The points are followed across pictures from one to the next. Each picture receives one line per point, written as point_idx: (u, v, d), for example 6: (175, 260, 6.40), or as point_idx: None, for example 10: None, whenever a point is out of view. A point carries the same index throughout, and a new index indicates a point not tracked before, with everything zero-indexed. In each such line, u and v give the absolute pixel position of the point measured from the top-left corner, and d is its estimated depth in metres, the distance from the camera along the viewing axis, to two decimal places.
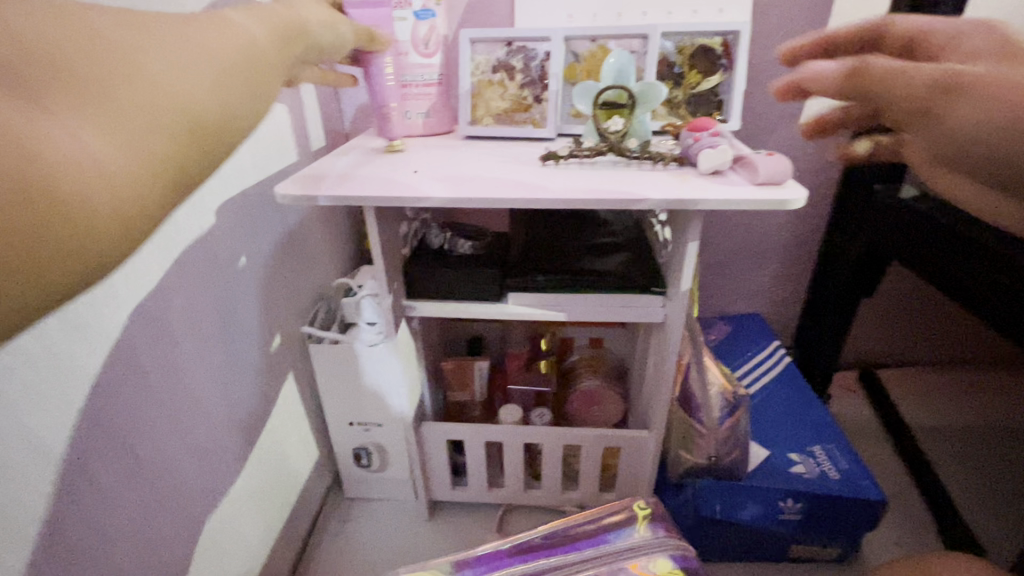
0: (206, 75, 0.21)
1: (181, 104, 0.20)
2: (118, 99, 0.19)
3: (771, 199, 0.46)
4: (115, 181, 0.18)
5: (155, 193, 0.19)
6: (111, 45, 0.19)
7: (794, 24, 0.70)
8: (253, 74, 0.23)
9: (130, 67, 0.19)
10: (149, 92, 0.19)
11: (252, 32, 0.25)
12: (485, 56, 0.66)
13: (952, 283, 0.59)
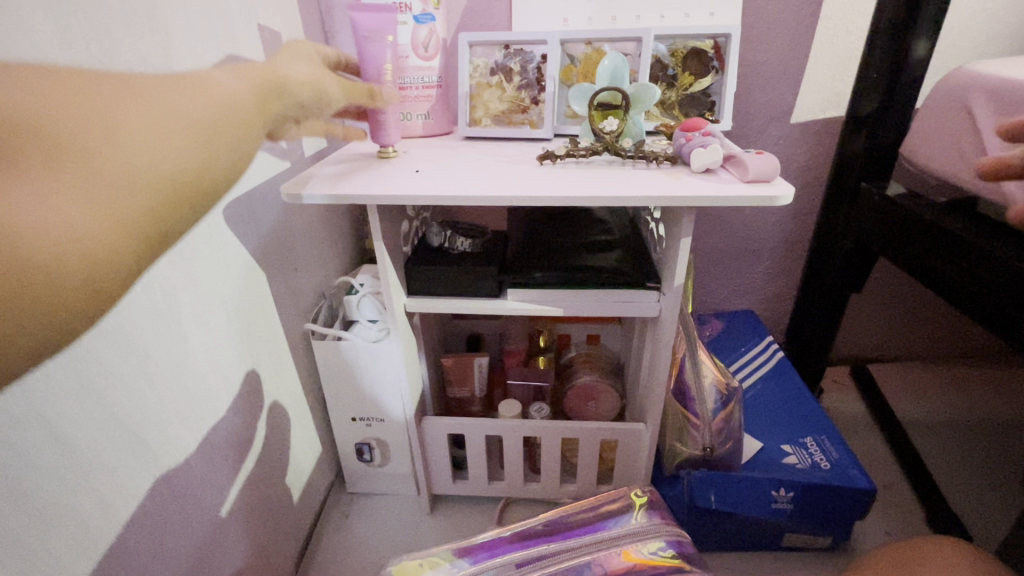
0: (186, 150, 0.24)
1: (159, 175, 0.22)
2: (104, 170, 0.20)
3: (761, 195, 0.47)
4: (91, 241, 0.20)
5: (119, 259, 0.21)
6: (94, 106, 0.21)
7: (783, 27, 0.72)
8: (221, 136, 0.26)
9: (112, 131, 0.21)
10: (132, 152, 0.21)
11: (220, 97, 0.28)
12: (483, 59, 0.68)
13: (937, 276, 0.61)
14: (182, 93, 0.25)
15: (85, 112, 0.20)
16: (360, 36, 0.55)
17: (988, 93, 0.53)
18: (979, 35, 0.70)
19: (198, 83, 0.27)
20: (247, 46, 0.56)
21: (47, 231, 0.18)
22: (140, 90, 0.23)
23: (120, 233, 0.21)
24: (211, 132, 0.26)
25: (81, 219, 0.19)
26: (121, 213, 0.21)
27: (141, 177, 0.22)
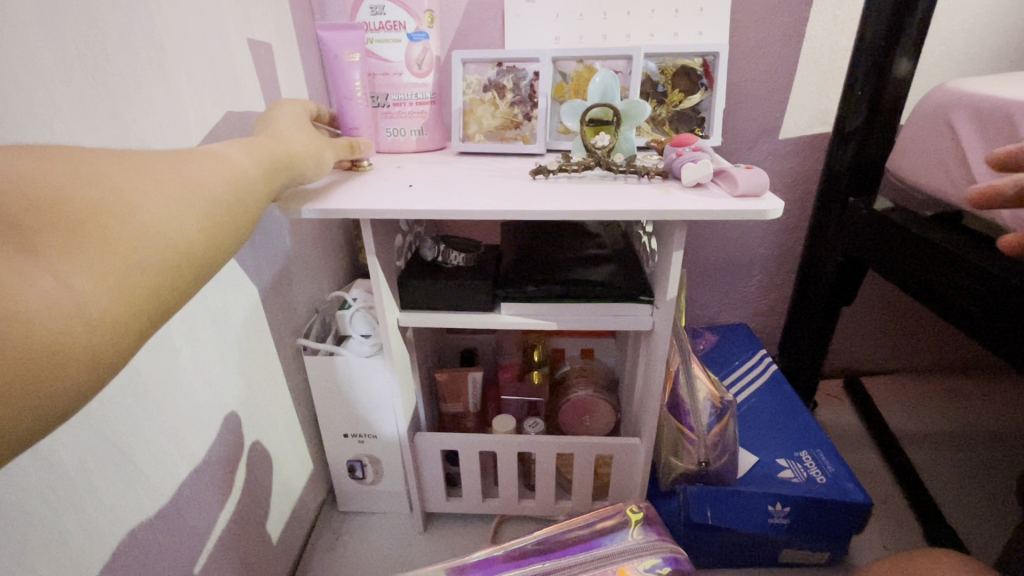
0: (195, 224, 0.26)
1: (170, 248, 0.25)
2: (116, 246, 0.22)
3: (751, 209, 0.48)
4: (100, 312, 0.21)
5: (132, 327, 0.22)
6: (107, 193, 0.23)
7: (770, 46, 0.74)
8: (221, 212, 0.29)
9: (122, 213, 0.23)
10: (139, 229, 0.23)
11: (221, 174, 0.30)
12: (477, 76, 0.69)
13: (926, 287, 0.62)
14: (185, 174, 0.28)
15: (100, 195, 0.23)
16: (332, 55, 0.61)
17: (969, 110, 0.54)
18: (960, 53, 0.72)
19: (200, 165, 0.30)
20: (239, 64, 0.57)
21: (68, 300, 0.20)
22: (148, 175, 0.26)
23: (130, 304, 0.22)
24: (216, 205, 0.28)
25: (96, 291, 0.21)
26: (136, 282, 0.23)
27: (150, 251, 0.24)
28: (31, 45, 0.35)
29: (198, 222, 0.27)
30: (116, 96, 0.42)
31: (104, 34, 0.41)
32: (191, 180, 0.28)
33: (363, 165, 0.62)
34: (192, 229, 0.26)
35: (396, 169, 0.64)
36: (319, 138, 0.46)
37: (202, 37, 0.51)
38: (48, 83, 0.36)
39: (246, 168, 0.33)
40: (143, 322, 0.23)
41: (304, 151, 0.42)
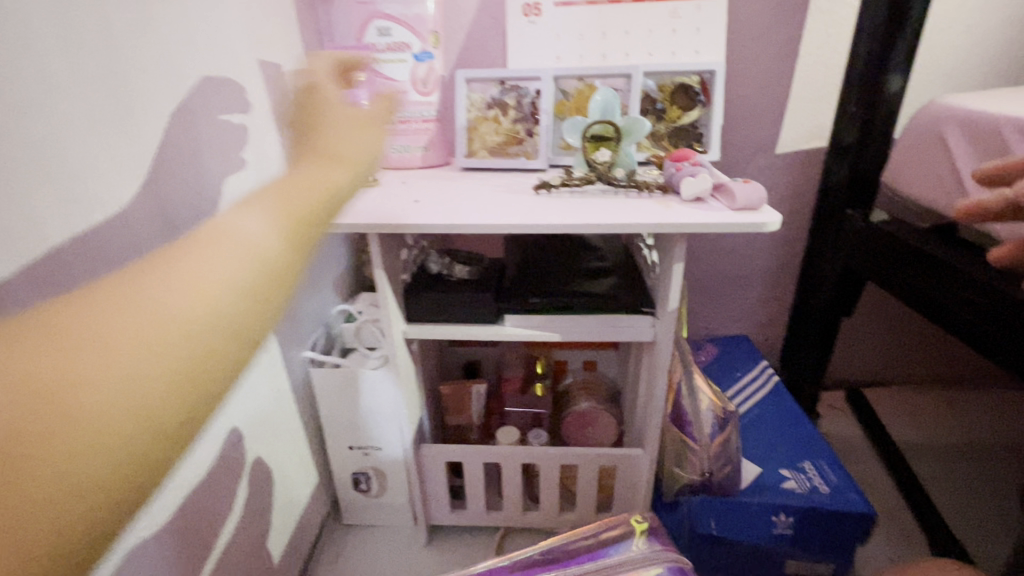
0: (195, 363, 0.20)
1: (160, 407, 0.19)
2: (56, 434, 0.16)
3: (749, 222, 0.49)
4: (59, 525, 0.16)
5: (115, 512, 0.18)
6: (57, 365, 0.17)
7: (765, 64, 0.76)
8: (239, 328, 0.22)
9: (78, 389, 0.17)
10: (106, 404, 0.17)
11: (250, 258, 0.23)
12: (480, 94, 0.71)
13: (923, 297, 0.63)
14: (192, 279, 0.21)
15: (47, 378, 0.16)
16: (341, 77, 0.64)
17: (961, 125, 0.55)
18: (950, 70, 0.74)
19: (221, 254, 0.22)
20: (250, 84, 0.59)
21: (9, 527, 0.15)
22: (130, 308, 0.19)
23: (85, 504, 0.17)
24: (235, 313, 0.21)
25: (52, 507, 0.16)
26: (118, 461, 0.18)
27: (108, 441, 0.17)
28: (52, 71, 0.37)
29: (196, 361, 0.20)
30: (128, 117, 0.44)
31: (120, 59, 0.43)
32: (197, 294, 0.20)
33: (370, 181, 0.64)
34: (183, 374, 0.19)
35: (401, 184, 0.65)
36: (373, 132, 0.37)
37: (213, 59, 0.53)
38: (66, 105, 0.38)
39: (292, 231, 0.25)
40: (104, 524, 0.18)
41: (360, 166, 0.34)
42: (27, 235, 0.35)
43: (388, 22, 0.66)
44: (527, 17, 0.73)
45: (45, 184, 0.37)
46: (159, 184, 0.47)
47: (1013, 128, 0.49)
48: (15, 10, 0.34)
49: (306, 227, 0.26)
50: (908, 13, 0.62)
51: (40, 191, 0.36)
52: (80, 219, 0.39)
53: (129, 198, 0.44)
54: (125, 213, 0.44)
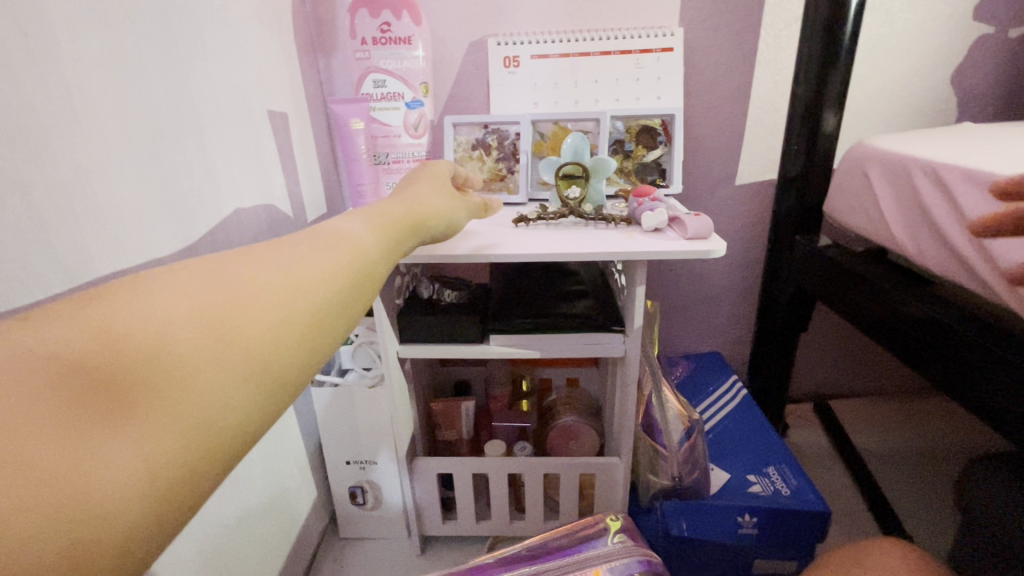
0: (327, 291, 0.27)
1: (307, 315, 0.26)
2: (251, 316, 0.23)
3: (698, 250, 0.57)
4: (250, 381, 0.22)
5: (281, 387, 0.24)
6: (246, 281, 0.25)
7: (720, 107, 0.85)
8: (351, 279, 0.30)
9: (260, 291, 0.25)
10: (277, 302, 0.25)
11: (349, 243, 0.32)
12: (466, 136, 0.79)
13: (863, 314, 0.70)
14: (293, 262, 0.27)
15: (241, 285, 0.24)
16: (342, 124, 0.73)
17: (880, 164, 0.64)
18: (883, 111, 0.84)
19: (331, 239, 0.31)
20: (259, 130, 0.67)
21: (219, 373, 0.21)
22: (282, 258, 0.27)
23: (265, 370, 0.23)
24: (349, 268, 0.30)
25: (248, 366, 0.22)
26: (283, 349, 0.24)
27: (215, 395, 0.21)
28: (104, 133, 0.45)
29: (285, 338, 0.24)
30: (166, 170, 0.51)
31: (160, 122, 0.51)
32: (291, 284, 0.26)
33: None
34: (275, 347, 0.24)
35: None
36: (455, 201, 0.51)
37: (232, 113, 0.62)
38: (117, 162, 0.46)
39: (375, 236, 0.35)
40: (249, 413, 0.22)
41: (436, 211, 0.46)
42: (80, 271, 0.42)
43: (383, 75, 0.74)
44: (507, 68, 0.81)
45: (97, 226, 0.44)
46: (188, 221, 0.54)
47: (919, 169, 0.58)
48: (77, 87, 0.42)
49: (373, 244, 0.34)
50: (834, 67, 0.71)
51: (95, 234, 0.44)
52: (124, 256, 0.46)
53: (164, 238, 0.51)
54: (161, 251, 0.51)
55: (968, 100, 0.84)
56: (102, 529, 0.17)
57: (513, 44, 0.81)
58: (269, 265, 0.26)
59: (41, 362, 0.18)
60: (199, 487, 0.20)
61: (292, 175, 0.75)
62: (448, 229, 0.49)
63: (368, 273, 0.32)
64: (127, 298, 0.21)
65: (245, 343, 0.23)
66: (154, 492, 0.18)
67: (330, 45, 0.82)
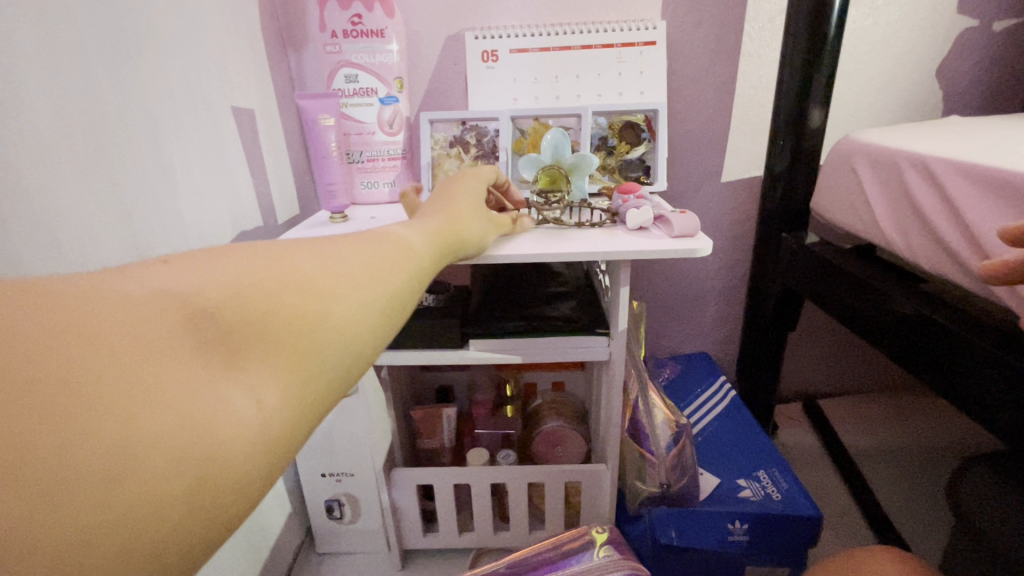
0: (402, 275, 0.29)
1: (387, 294, 0.27)
2: (340, 287, 0.25)
3: (683, 248, 0.54)
4: (339, 344, 0.24)
5: (362, 355, 0.26)
6: (334, 259, 0.27)
7: (704, 102, 0.83)
8: (418, 267, 0.31)
9: (347, 270, 0.26)
10: (362, 279, 0.27)
11: (416, 240, 0.34)
12: (443, 134, 0.76)
13: (850, 312, 0.69)
14: (370, 247, 0.29)
15: (332, 263, 0.26)
16: (309, 119, 0.67)
17: (868, 158, 0.63)
18: (869, 106, 0.82)
19: (402, 235, 0.33)
20: (223, 127, 0.63)
21: (315, 335, 0.23)
22: (362, 244, 0.29)
23: (354, 337, 0.25)
24: (416, 258, 0.32)
25: (339, 332, 0.24)
26: (368, 318, 0.26)
27: (300, 364, 0.22)
28: (41, 129, 0.41)
29: (361, 317, 0.25)
30: (116, 169, 0.48)
31: (107, 118, 0.47)
32: (366, 265, 0.27)
33: (335, 217, 0.69)
34: (355, 322, 0.25)
35: (345, 222, 0.69)
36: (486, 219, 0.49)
37: (191, 109, 0.58)
38: (54, 160, 0.42)
39: (432, 237, 0.36)
40: (337, 374, 0.24)
41: (476, 233, 0.45)
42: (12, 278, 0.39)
43: (355, 69, 0.71)
44: (486, 63, 0.79)
45: (33, 231, 0.40)
46: (141, 223, 0.51)
47: (908, 163, 0.56)
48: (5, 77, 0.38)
49: (431, 243, 0.35)
50: (819, 62, 0.70)
51: (29, 238, 0.40)
52: (60, 260, 0.43)
53: (110, 242, 0.47)
54: (105, 255, 0.47)
55: (953, 96, 0.83)
56: (220, 466, 0.19)
57: (491, 37, 0.78)
58: (346, 249, 0.28)
59: (165, 311, 0.19)
60: (291, 444, 0.21)
61: (261, 174, 0.71)
62: (479, 248, 0.47)
63: (425, 271, 0.32)
64: (240, 263, 0.23)
65: (328, 319, 0.24)
66: (260, 441, 0.20)
67: (300, 40, 0.79)
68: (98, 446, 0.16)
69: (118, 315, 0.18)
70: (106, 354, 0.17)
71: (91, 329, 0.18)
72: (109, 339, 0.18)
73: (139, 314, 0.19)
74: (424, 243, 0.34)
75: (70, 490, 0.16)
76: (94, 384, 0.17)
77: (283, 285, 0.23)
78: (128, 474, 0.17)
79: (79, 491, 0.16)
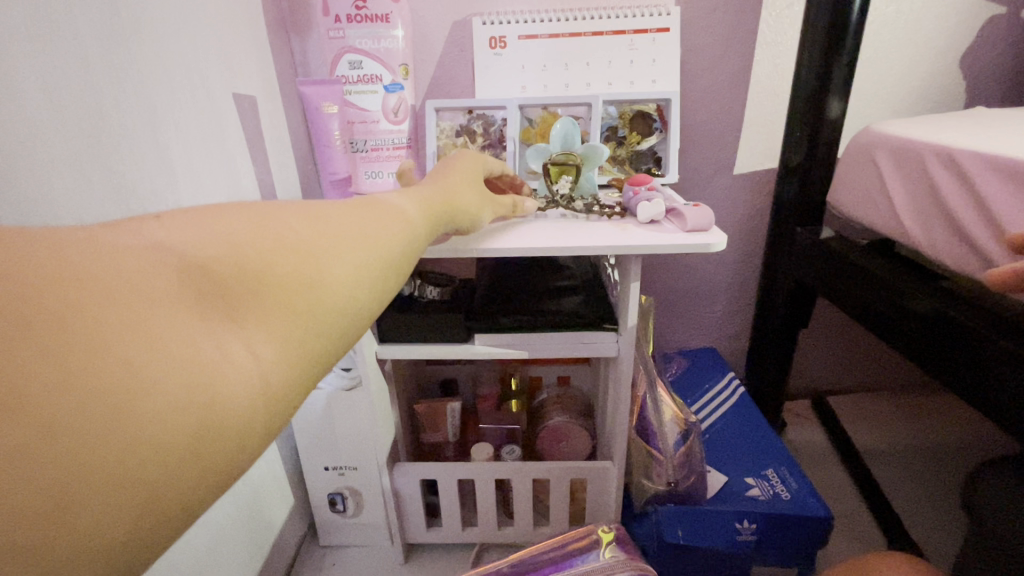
0: (401, 242, 0.28)
1: (386, 259, 0.26)
2: (342, 247, 0.24)
3: (696, 243, 0.53)
4: (342, 305, 0.23)
5: (364, 317, 0.24)
6: (335, 220, 0.25)
7: (718, 91, 0.80)
8: (415, 235, 0.30)
9: (349, 231, 0.25)
10: (363, 241, 0.26)
11: (413, 209, 0.32)
12: (449, 123, 0.74)
13: (864, 310, 0.67)
14: (366, 211, 0.28)
15: (331, 223, 0.25)
16: (311, 107, 0.67)
17: (889, 151, 0.60)
18: (888, 97, 0.80)
19: (399, 203, 0.32)
20: (224, 113, 0.62)
21: (319, 294, 0.22)
22: (360, 208, 0.28)
23: (357, 298, 0.24)
24: (413, 225, 0.31)
25: (341, 293, 0.23)
26: (370, 279, 0.25)
27: (303, 321, 0.21)
28: (35, 116, 0.40)
29: (364, 276, 0.24)
30: (112, 157, 0.46)
31: (103, 104, 0.46)
32: (367, 229, 0.26)
33: None
34: (358, 283, 0.24)
35: None
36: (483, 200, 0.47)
37: (191, 95, 0.56)
38: (47, 146, 0.41)
39: (429, 209, 0.35)
40: (339, 335, 0.23)
41: (468, 206, 0.43)
42: None
43: (359, 55, 0.69)
44: (493, 49, 0.76)
45: (28, 221, 0.39)
46: (140, 213, 0.49)
47: (935, 156, 0.54)
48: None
49: (428, 213, 0.34)
50: (840, 51, 0.67)
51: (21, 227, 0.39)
52: None
53: None
54: None
55: (976, 87, 0.80)
56: (222, 421, 0.18)
57: (499, 23, 0.76)
58: (346, 212, 0.27)
59: (165, 263, 0.18)
60: (293, 403, 0.20)
61: (262, 162, 0.69)
62: (473, 228, 0.45)
63: (421, 241, 0.31)
64: (240, 219, 0.22)
65: (330, 278, 0.23)
66: (264, 396, 0.19)
67: (303, 24, 0.77)
68: (96, 395, 0.15)
69: (115, 264, 0.17)
70: (104, 302, 0.16)
71: (86, 273, 0.17)
72: (105, 284, 0.17)
73: (136, 263, 0.18)
74: (421, 213, 0.33)
75: (60, 439, 0.15)
76: (91, 332, 0.16)
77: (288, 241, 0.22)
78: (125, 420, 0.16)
79: (73, 436, 0.15)
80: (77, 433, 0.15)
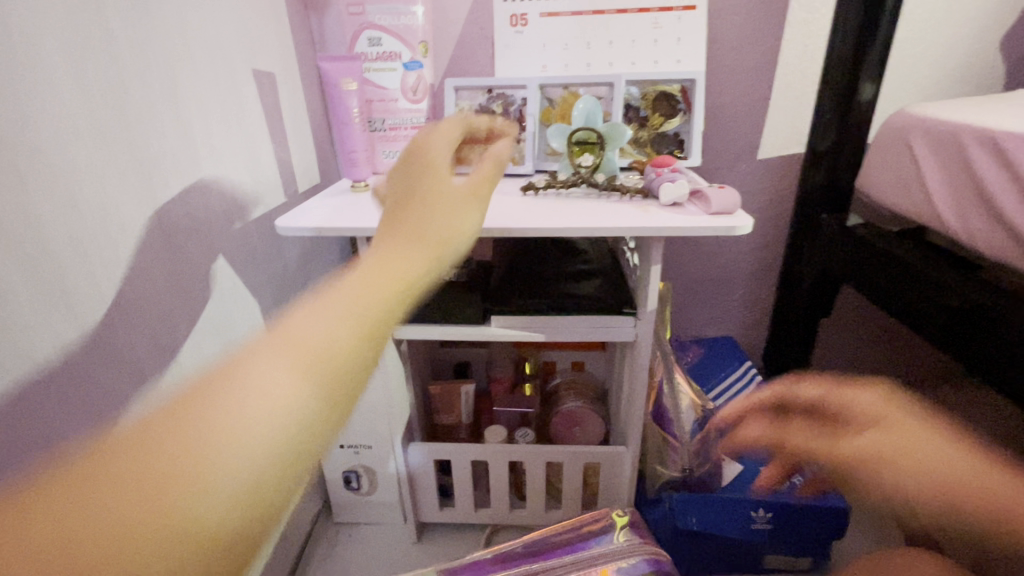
0: (365, 307, 0.30)
1: (350, 333, 0.29)
2: (303, 345, 0.27)
3: (721, 226, 0.52)
4: (302, 398, 0.26)
5: (335, 404, 0.27)
6: (297, 320, 0.28)
7: (745, 73, 0.78)
8: (389, 294, 0.32)
9: (306, 325, 0.28)
10: (321, 327, 0.28)
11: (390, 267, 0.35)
12: (468, 102, 0.73)
13: (892, 298, 0.65)
14: (334, 291, 0.31)
15: (294, 325, 0.28)
16: (332, 83, 0.64)
17: (926, 134, 0.58)
18: (924, 79, 0.77)
19: (379, 267, 0.34)
20: (243, 89, 0.62)
21: (280, 394, 0.25)
22: (327, 292, 0.31)
23: (323, 391, 0.27)
24: (385, 286, 0.33)
25: (300, 387, 0.26)
26: (335, 364, 0.28)
27: (277, 407, 0.25)
28: (56, 84, 0.40)
29: (332, 349, 0.28)
30: (133, 131, 0.46)
31: (124, 75, 0.45)
32: (332, 312, 0.29)
33: (357, 186, 0.67)
34: (320, 376, 0.27)
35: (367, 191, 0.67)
36: (474, 207, 0.49)
37: (210, 71, 0.56)
38: (68, 115, 0.40)
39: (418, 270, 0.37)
40: (314, 429, 0.26)
41: (456, 231, 0.46)
42: (31, 237, 0.37)
43: (378, 32, 0.68)
44: (514, 27, 0.75)
45: (53, 191, 0.39)
46: (161, 186, 0.49)
47: (975, 139, 0.52)
48: (18, 31, 0.37)
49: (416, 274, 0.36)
50: (877, 30, 0.65)
51: (45, 198, 0.38)
52: (80, 223, 0.41)
53: (130, 204, 0.46)
54: (124, 218, 0.45)
55: (1018, 69, 0.77)
56: (205, 542, 0.21)
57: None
58: (312, 304, 0.30)
59: (145, 431, 0.22)
60: (275, 504, 0.24)
61: (280, 140, 0.69)
62: (467, 239, 0.48)
63: (403, 306, 0.34)
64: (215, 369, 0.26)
65: (289, 379, 0.26)
66: (238, 506, 0.22)
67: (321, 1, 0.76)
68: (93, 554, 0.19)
69: (108, 449, 0.21)
70: (94, 480, 0.20)
71: (84, 465, 0.21)
72: (98, 465, 0.21)
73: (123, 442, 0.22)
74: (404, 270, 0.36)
75: None
76: (82, 509, 0.20)
77: (283, 330, 0.28)
78: (152, 529, 0.20)
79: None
80: (116, 546, 0.19)
